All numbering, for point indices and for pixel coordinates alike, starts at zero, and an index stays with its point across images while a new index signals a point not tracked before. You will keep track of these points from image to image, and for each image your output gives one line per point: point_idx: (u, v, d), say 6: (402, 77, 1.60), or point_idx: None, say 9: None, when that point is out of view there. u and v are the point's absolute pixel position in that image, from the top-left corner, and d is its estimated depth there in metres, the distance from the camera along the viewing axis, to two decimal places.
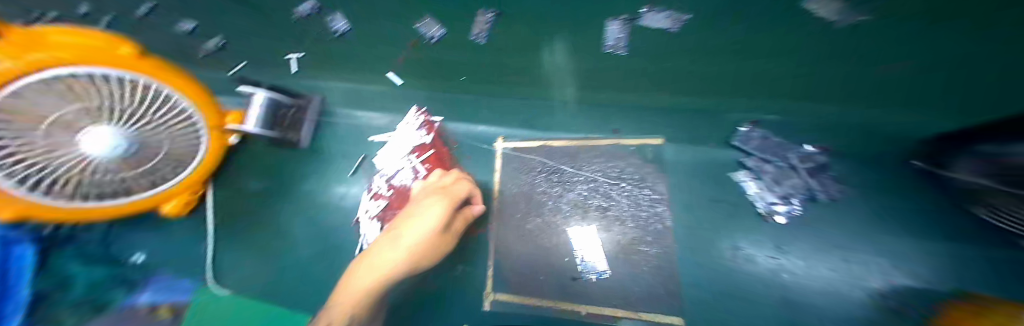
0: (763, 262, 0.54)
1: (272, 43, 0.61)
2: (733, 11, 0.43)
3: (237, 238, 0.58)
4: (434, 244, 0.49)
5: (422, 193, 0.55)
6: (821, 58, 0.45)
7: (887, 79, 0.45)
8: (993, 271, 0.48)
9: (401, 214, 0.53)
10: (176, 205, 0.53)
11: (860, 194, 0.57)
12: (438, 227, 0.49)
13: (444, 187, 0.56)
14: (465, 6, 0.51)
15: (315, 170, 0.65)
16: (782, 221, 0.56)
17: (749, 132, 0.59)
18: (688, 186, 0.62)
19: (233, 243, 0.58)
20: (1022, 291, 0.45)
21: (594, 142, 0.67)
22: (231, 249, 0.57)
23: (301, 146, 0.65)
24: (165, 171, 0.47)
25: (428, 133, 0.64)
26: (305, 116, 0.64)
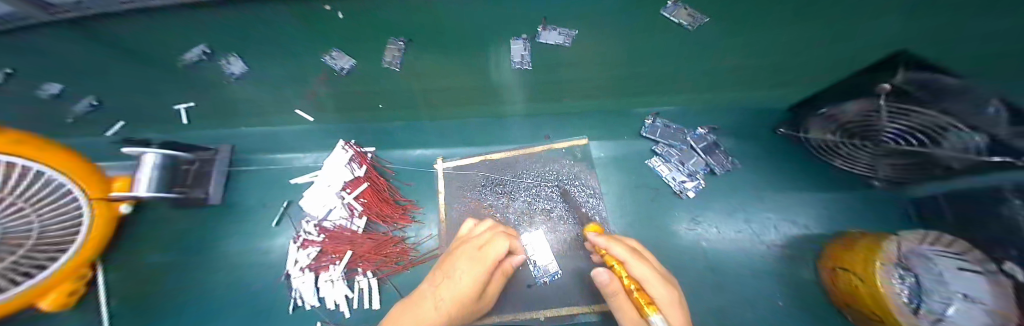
0: (684, 235, 0.60)
1: (162, 97, 0.56)
2: (601, 27, 0.53)
3: (162, 316, 0.54)
4: (462, 307, 0.48)
5: (463, 250, 0.52)
6: (689, 57, 0.54)
7: (747, 65, 0.53)
8: (845, 208, 0.60)
9: (441, 269, 0.52)
10: (55, 296, 0.45)
11: (755, 163, 0.66)
12: (467, 295, 0.48)
13: (481, 246, 0.53)
14: (374, 37, 0.53)
15: (238, 226, 0.61)
16: (692, 195, 0.61)
17: (653, 122, 0.63)
18: (619, 177, 0.65)
19: (160, 322, 0.53)
20: (861, 220, 0.59)
21: (529, 150, 0.69)
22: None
23: (212, 201, 0.59)
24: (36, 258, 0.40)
25: (360, 166, 0.61)
26: (213, 168, 0.59)
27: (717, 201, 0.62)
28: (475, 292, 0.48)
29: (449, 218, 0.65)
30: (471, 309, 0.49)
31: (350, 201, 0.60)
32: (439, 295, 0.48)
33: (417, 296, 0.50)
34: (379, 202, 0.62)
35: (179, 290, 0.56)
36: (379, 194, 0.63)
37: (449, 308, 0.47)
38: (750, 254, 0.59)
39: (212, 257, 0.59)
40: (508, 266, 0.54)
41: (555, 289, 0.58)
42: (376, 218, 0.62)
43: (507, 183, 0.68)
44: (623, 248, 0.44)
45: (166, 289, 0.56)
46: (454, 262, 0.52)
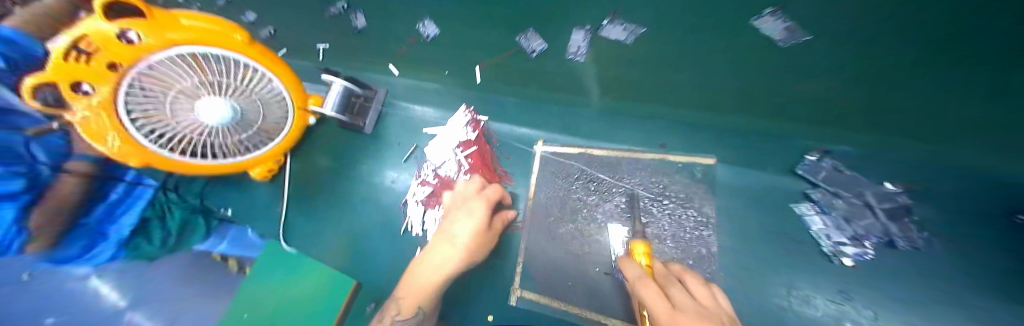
0: (822, 307, 0.50)
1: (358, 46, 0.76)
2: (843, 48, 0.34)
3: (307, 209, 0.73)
4: (479, 244, 0.54)
5: (462, 199, 0.59)
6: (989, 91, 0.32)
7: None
8: None
9: (444, 229, 0.56)
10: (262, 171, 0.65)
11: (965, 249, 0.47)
12: (476, 228, 0.54)
13: (475, 192, 0.60)
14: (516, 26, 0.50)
15: (372, 153, 0.75)
16: (849, 264, 0.50)
17: (818, 162, 0.51)
18: (741, 213, 0.56)
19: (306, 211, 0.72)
20: None
21: (637, 155, 0.64)
22: (305, 218, 0.72)
23: (365, 130, 0.73)
24: (259, 140, 0.58)
25: (473, 131, 0.69)
26: (371, 104, 0.72)
27: (877, 280, 0.49)
28: (484, 228, 0.55)
29: (538, 199, 0.67)
30: (489, 236, 0.57)
31: (460, 159, 0.68)
32: (455, 241, 0.53)
33: (425, 252, 0.54)
34: (481, 166, 0.69)
35: (334, 190, 0.74)
36: (484, 159, 0.69)
37: (468, 248, 0.53)
38: None
39: (355, 174, 0.74)
40: (505, 215, 0.61)
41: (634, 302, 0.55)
42: None
43: (603, 182, 0.65)
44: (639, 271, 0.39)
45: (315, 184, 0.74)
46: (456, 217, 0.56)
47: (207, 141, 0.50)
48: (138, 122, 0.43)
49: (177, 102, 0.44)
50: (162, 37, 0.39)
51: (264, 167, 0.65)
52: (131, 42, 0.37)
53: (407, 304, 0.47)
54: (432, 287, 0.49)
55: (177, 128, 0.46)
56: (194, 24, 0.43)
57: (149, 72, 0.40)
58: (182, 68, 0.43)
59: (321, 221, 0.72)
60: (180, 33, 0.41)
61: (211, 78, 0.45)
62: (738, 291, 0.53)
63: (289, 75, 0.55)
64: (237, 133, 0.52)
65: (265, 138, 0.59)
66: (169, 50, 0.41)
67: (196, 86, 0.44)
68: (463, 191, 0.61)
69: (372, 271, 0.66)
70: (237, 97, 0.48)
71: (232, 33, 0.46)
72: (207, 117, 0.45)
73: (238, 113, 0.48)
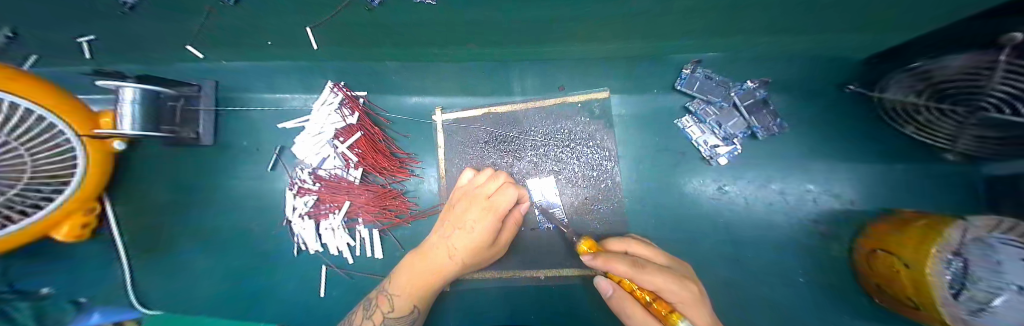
0: (707, 203, 0.55)
1: None
2: None
3: (164, 258, 0.56)
4: (474, 253, 0.47)
5: (469, 200, 0.49)
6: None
7: None
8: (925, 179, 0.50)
9: (448, 220, 0.50)
10: (73, 229, 0.45)
11: (800, 126, 0.56)
12: (478, 241, 0.46)
13: (488, 196, 0.49)
14: None
15: (235, 167, 0.60)
16: (723, 162, 0.54)
17: (692, 73, 0.52)
18: (639, 139, 0.58)
19: (163, 261, 0.56)
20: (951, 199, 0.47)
21: (539, 103, 0.61)
22: (162, 270, 0.56)
23: (205, 142, 0.55)
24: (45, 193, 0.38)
25: (351, 114, 0.55)
26: (199, 106, 0.53)
27: (747, 171, 0.55)
28: (489, 239, 0.47)
29: (448, 175, 0.61)
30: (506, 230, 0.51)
31: (343, 151, 0.56)
32: (452, 243, 0.47)
33: (426, 244, 0.49)
34: (373, 153, 0.58)
35: (194, 228, 0.58)
36: (374, 144, 0.58)
37: (461, 256, 0.46)
38: (770, 228, 0.54)
39: (220, 199, 0.59)
40: (519, 213, 0.52)
41: (558, 243, 0.56)
42: (373, 170, 0.58)
43: (512, 139, 0.61)
44: (623, 262, 0.34)
45: (166, 225, 0.57)
46: (462, 212, 0.49)
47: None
48: None
49: None
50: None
51: (73, 224, 0.45)
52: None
53: (400, 302, 0.45)
54: (423, 285, 0.46)
55: None
56: None
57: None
58: None
59: (188, 268, 0.57)
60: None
61: None
62: (644, 211, 0.56)
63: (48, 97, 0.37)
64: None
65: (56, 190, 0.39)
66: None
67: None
68: (477, 181, 0.53)
69: (276, 306, 0.55)
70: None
71: None
72: None
73: None
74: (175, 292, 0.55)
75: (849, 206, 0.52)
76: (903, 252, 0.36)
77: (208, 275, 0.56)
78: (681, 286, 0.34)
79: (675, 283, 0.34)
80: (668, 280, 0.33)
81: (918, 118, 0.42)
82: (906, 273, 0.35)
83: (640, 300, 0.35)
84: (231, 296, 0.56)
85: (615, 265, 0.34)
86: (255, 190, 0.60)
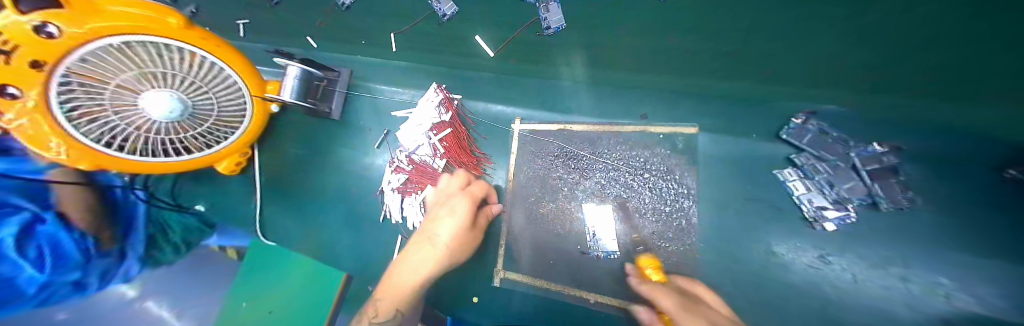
0: (801, 268, 0.49)
1: None
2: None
3: (278, 202, 0.70)
4: (460, 243, 0.52)
5: (450, 196, 0.55)
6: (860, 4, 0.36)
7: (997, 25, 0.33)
8: None
9: (425, 229, 0.52)
10: (229, 164, 0.62)
11: (970, 213, 0.43)
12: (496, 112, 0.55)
13: (463, 188, 0.57)
14: None
15: (341, 137, 0.71)
16: (830, 228, 0.48)
17: (803, 125, 0.48)
18: (724, 183, 0.55)
19: (277, 205, 0.70)
20: None
21: (619, 129, 0.61)
22: (273, 211, 0.69)
23: (334, 117, 0.68)
24: (218, 133, 0.54)
25: (446, 112, 0.63)
26: (336, 88, 0.66)
27: (862, 244, 0.48)
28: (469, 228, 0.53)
29: (516, 181, 0.64)
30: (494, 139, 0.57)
31: (434, 142, 0.63)
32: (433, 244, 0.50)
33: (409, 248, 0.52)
34: (457, 148, 0.64)
35: (304, 183, 0.70)
36: (459, 141, 0.64)
37: None
38: (884, 319, 0.45)
39: (326, 163, 0.71)
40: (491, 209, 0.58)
41: (607, 266, 0.56)
42: (453, 163, 0.64)
43: (584, 158, 0.62)
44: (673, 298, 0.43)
45: (285, 176, 0.71)
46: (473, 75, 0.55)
47: (154, 137, 0.46)
48: (75, 119, 0.37)
49: (113, 94, 0.37)
50: (87, 25, 0.32)
51: (230, 161, 0.62)
52: (52, 38, 0.30)
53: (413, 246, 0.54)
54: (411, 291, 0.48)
55: (118, 122, 0.41)
56: (120, 7, 0.35)
57: (80, 66, 0.34)
58: (111, 57, 0.36)
59: (293, 216, 0.69)
60: (99, 21, 0.33)
61: (151, 69, 0.39)
62: (719, 259, 0.52)
63: (242, 63, 0.50)
64: (190, 127, 0.48)
65: (225, 130, 0.55)
66: (76, 49, 0.33)
67: (138, 80, 0.38)
68: (451, 183, 0.57)
69: (351, 264, 0.64)
70: (186, 90, 0.43)
71: (163, 16, 0.39)
72: (148, 109, 0.40)
73: (187, 106, 0.44)
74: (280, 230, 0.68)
75: None
76: None
77: (304, 224, 0.68)
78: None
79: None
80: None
81: None
82: None
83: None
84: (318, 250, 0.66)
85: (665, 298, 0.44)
86: (354, 160, 0.70)
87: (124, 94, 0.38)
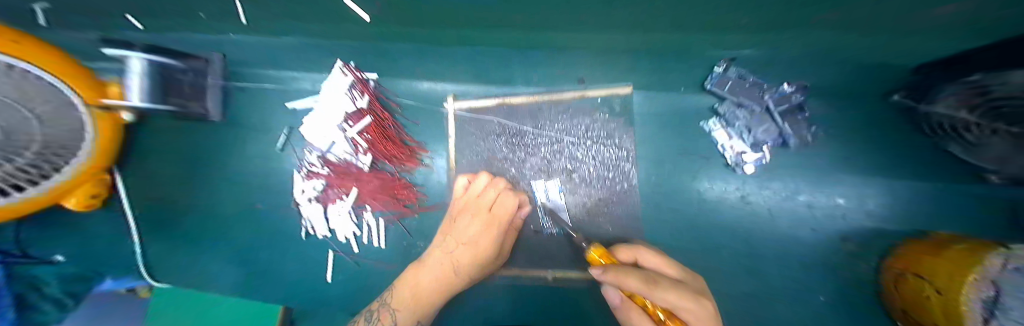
0: (728, 211, 0.53)
1: None
2: None
3: (169, 234, 0.57)
4: (483, 258, 0.47)
5: (472, 213, 0.50)
6: None
7: None
8: (973, 208, 0.45)
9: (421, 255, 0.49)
10: (82, 199, 0.47)
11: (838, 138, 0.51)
12: None
13: (489, 207, 0.50)
14: None
15: (234, 143, 0.58)
16: (748, 171, 0.51)
17: (725, 72, 0.49)
18: (659, 139, 0.55)
19: (167, 237, 0.56)
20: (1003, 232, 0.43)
21: (556, 97, 0.57)
22: (165, 244, 0.56)
23: (214, 119, 0.55)
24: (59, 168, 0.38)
25: (361, 97, 0.53)
26: (210, 80, 0.52)
27: (774, 180, 0.52)
28: (494, 250, 0.48)
29: (459, 167, 0.59)
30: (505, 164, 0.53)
31: (353, 137, 0.54)
32: (454, 258, 0.48)
33: (425, 260, 0.49)
34: (382, 139, 0.56)
35: (199, 205, 0.58)
36: (384, 131, 0.56)
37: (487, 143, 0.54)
38: (793, 242, 0.51)
39: (225, 177, 0.58)
40: (520, 220, 0.53)
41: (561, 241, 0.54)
42: (382, 157, 0.57)
43: (527, 134, 0.59)
44: (633, 274, 0.32)
45: (172, 201, 0.57)
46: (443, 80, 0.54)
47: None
48: None
49: None
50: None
51: (82, 194, 0.47)
52: None
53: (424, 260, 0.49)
54: (425, 302, 0.46)
55: None
56: None
57: None
58: None
59: (192, 246, 0.57)
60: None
61: None
62: (661, 215, 0.54)
63: (50, 55, 0.35)
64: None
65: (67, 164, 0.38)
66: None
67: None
68: (473, 190, 0.53)
69: (278, 290, 0.55)
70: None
71: None
72: None
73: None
74: (179, 267, 0.56)
75: (880, 224, 0.49)
76: (937, 276, 0.34)
77: (209, 255, 0.57)
78: (701, 306, 0.31)
79: (694, 302, 0.31)
80: (681, 296, 0.31)
81: (963, 136, 0.40)
82: (946, 299, 0.30)
83: (651, 316, 0.34)
84: (233, 281, 0.56)
85: (626, 281, 0.32)
86: (258, 169, 0.58)
87: None
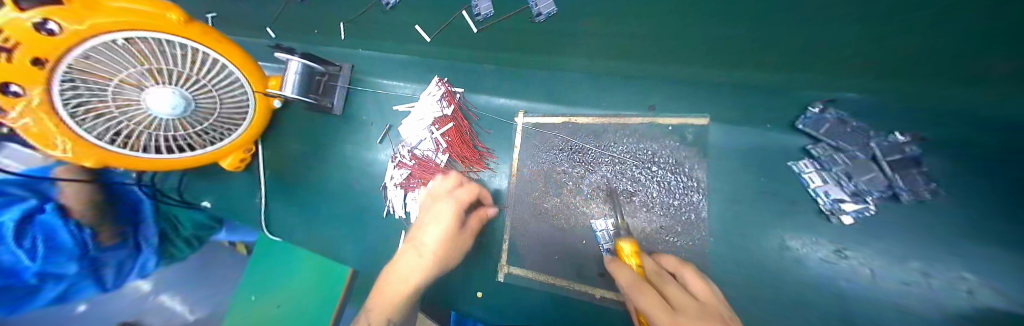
0: (815, 261, 0.48)
1: None
2: None
3: (278, 199, 0.69)
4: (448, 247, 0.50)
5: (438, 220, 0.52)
6: None
7: None
8: None
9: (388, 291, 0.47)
10: (232, 161, 0.61)
11: None
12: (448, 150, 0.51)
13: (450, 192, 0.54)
14: None
15: (340, 133, 0.70)
16: (848, 222, 0.46)
17: (820, 114, 0.45)
18: (732, 175, 0.53)
19: (277, 201, 0.69)
20: None
21: (625, 120, 0.59)
22: (275, 205, 0.69)
23: (334, 112, 0.67)
24: (217, 131, 0.51)
25: (448, 105, 0.62)
26: (337, 82, 0.65)
27: (877, 238, 0.46)
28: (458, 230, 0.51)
29: (522, 175, 0.63)
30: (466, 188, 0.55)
31: (437, 137, 0.62)
32: (421, 243, 0.50)
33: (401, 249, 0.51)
34: (460, 142, 0.63)
35: (305, 178, 0.70)
36: (461, 135, 0.63)
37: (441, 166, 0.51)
38: None
39: (329, 159, 0.70)
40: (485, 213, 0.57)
41: None
42: (456, 158, 0.63)
43: (589, 152, 0.61)
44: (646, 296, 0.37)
45: (288, 172, 0.70)
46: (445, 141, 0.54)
47: (162, 135, 0.45)
48: (74, 107, 0.35)
49: (118, 88, 0.36)
50: (88, 22, 0.31)
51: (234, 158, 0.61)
52: (50, 34, 0.29)
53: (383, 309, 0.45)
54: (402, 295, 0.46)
55: (120, 117, 0.39)
56: (121, 4, 0.34)
57: (82, 58, 0.33)
58: (117, 52, 0.35)
59: (294, 210, 0.69)
60: (105, 17, 0.32)
61: (157, 65, 0.38)
62: (730, 252, 0.51)
63: (240, 56, 0.47)
64: (193, 124, 0.46)
65: (226, 128, 0.52)
66: (84, 42, 0.32)
67: (146, 75, 0.37)
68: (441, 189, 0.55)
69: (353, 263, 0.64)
70: (186, 84, 0.41)
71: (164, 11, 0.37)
72: (151, 105, 0.39)
73: (190, 102, 0.42)
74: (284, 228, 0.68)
75: None
76: None
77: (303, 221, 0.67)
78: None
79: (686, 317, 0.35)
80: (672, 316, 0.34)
81: None
82: None
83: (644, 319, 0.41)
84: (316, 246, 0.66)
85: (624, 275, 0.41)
86: (356, 156, 0.69)
87: (126, 89, 0.37)
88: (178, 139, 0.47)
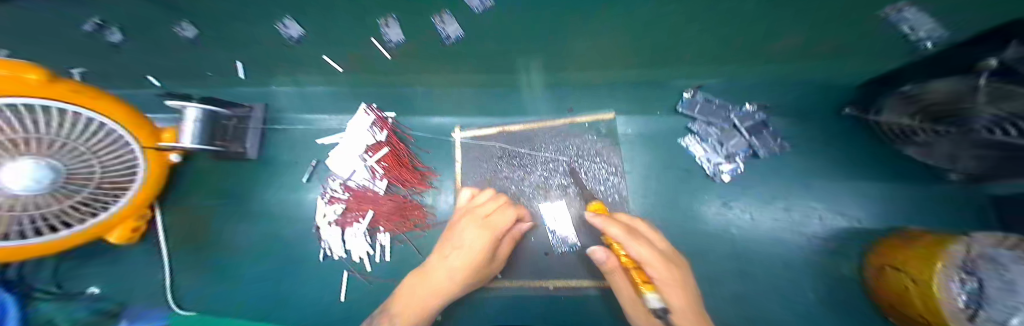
0: (712, 218, 0.57)
1: None
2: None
3: (193, 264, 0.61)
4: (473, 272, 0.50)
5: (469, 219, 0.54)
6: None
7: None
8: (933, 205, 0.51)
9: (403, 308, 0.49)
10: (122, 232, 0.51)
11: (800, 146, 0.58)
12: (478, 258, 0.50)
13: (486, 215, 0.55)
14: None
15: (265, 176, 0.65)
16: (726, 179, 0.57)
17: (692, 97, 0.57)
18: (643, 157, 0.62)
19: (193, 266, 0.61)
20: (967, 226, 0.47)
21: (550, 122, 0.65)
22: (188, 272, 0.60)
23: (249, 156, 0.62)
24: (103, 200, 0.43)
25: (381, 131, 0.60)
26: (249, 125, 0.61)
27: (751, 187, 0.57)
28: (486, 256, 0.51)
29: (465, 188, 0.65)
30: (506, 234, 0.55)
31: (371, 164, 0.61)
32: (449, 264, 0.51)
33: (427, 265, 0.53)
34: (397, 166, 0.62)
35: (227, 233, 0.63)
36: (398, 159, 0.63)
37: (461, 276, 0.50)
38: (780, 245, 0.55)
39: (254, 207, 0.64)
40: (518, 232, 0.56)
41: (568, 258, 0.57)
42: (396, 182, 0.63)
43: (524, 156, 0.65)
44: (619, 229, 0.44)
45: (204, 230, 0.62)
46: (460, 231, 0.53)
47: (22, 218, 0.36)
48: None
49: None
50: None
51: (123, 229, 0.51)
52: None
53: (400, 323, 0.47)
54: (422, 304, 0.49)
55: None
56: None
57: None
58: None
59: (216, 272, 0.61)
60: None
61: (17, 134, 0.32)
62: (654, 224, 0.58)
63: (122, 110, 0.42)
64: (70, 194, 0.38)
65: (117, 194, 0.44)
66: None
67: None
68: (476, 201, 0.58)
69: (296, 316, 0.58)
70: (58, 151, 0.35)
71: (22, 71, 0.32)
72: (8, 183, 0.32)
73: (62, 172, 0.36)
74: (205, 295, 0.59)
75: (855, 224, 0.54)
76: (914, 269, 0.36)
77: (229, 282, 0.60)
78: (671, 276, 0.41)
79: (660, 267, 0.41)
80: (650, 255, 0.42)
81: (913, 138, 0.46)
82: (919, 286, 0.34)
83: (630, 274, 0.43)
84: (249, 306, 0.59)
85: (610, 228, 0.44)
86: (287, 199, 0.64)
87: None
88: (46, 218, 0.38)
